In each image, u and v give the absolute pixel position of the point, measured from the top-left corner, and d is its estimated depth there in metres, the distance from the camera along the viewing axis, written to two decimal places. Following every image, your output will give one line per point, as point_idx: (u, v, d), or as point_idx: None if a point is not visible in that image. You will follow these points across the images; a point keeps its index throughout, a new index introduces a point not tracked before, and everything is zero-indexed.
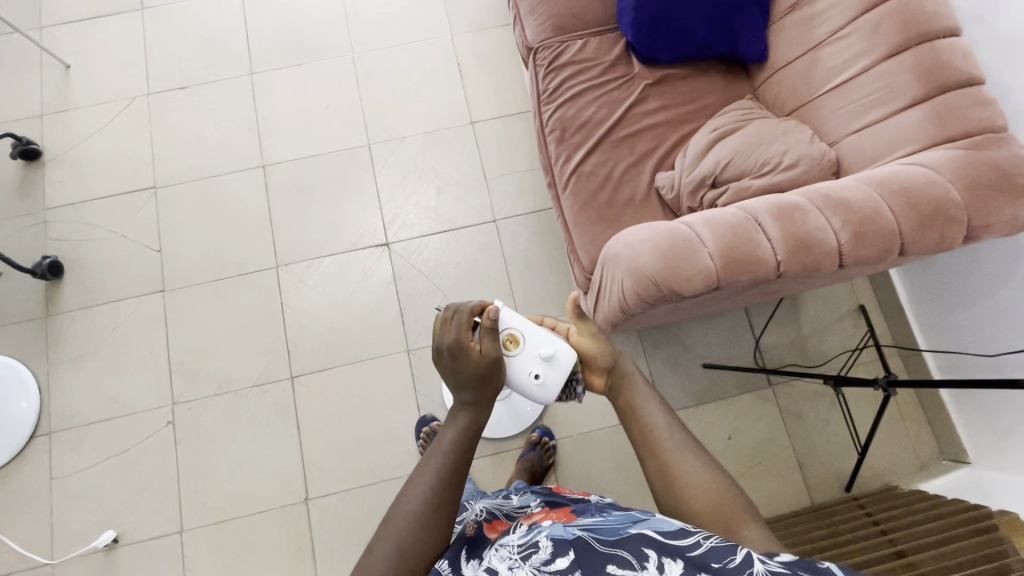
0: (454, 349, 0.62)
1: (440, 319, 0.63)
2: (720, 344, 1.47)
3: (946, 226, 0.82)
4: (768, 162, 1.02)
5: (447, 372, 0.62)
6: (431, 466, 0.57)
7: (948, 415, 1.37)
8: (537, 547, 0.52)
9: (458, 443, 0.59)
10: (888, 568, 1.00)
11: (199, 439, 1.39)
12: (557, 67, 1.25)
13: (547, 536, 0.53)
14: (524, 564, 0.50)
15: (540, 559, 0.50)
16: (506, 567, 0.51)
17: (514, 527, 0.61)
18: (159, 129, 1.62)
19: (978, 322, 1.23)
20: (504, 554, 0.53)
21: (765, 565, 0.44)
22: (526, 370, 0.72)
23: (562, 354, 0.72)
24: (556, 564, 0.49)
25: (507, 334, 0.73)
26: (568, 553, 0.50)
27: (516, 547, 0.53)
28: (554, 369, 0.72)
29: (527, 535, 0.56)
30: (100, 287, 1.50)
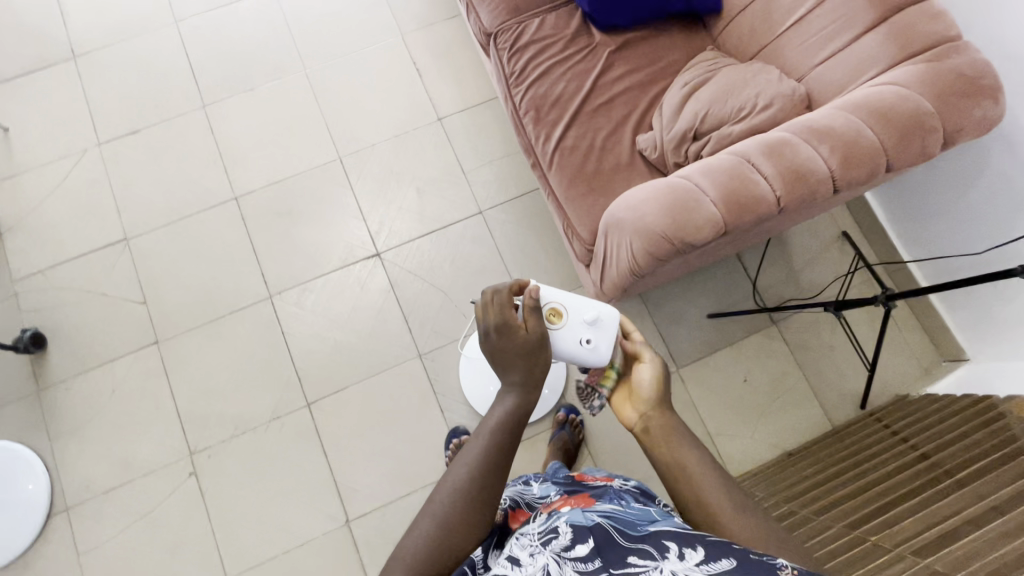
0: (502, 328, 0.63)
1: (478, 305, 0.64)
2: (720, 293, 1.51)
3: (925, 137, 0.86)
4: (744, 106, 1.05)
5: (490, 354, 0.63)
6: (476, 446, 0.58)
7: (942, 319, 1.44)
8: (557, 533, 0.52)
9: (509, 417, 0.59)
10: (912, 473, 1.05)
11: (225, 484, 1.36)
12: (519, 49, 1.26)
13: (566, 522, 0.53)
14: (545, 549, 0.50)
15: (561, 544, 0.50)
16: (526, 553, 0.50)
17: (533, 517, 0.60)
18: (118, 179, 1.56)
19: (956, 225, 1.29)
20: (525, 542, 0.53)
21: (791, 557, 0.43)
22: (577, 338, 0.72)
23: (606, 316, 0.73)
24: (576, 549, 0.49)
25: (549, 308, 0.74)
26: (588, 540, 0.49)
27: (535, 535, 0.53)
28: (602, 332, 0.73)
29: (546, 522, 0.56)
30: (89, 351, 1.44)
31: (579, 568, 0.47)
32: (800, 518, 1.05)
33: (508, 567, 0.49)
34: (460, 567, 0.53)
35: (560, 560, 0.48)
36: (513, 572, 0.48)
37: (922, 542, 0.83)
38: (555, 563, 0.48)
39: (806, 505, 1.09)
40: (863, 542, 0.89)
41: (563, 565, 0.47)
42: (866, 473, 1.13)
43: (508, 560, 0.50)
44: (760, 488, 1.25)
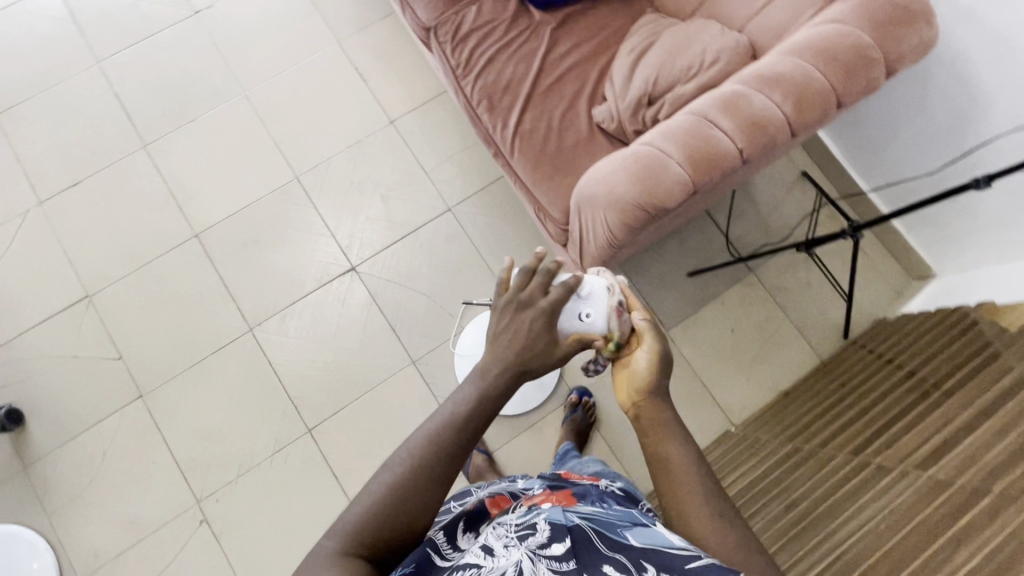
0: (523, 301, 0.63)
1: (518, 277, 0.65)
2: (696, 250, 1.53)
3: (870, 69, 0.88)
4: (693, 65, 1.06)
5: (499, 326, 0.62)
6: (441, 416, 0.56)
7: (906, 241, 1.50)
8: (534, 531, 0.52)
9: (503, 396, 0.59)
10: (903, 391, 1.10)
11: (239, 524, 1.33)
12: (461, 39, 1.25)
13: (545, 520, 0.54)
14: (520, 544, 0.50)
15: (536, 541, 0.50)
16: (501, 545, 0.51)
17: (514, 507, 0.62)
18: (69, 234, 1.49)
19: (906, 149, 1.34)
20: (502, 532, 0.54)
21: None
22: (575, 313, 0.69)
23: (598, 287, 0.71)
24: (552, 548, 0.49)
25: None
26: (564, 540, 0.49)
27: (513, 527, 0.54)
28: (597, 304, 0.70)
29: (527, 515, 0.57)
30: (71, 417, 1.39)
31: (553, 566, 0.47)
32: (806, 455, 1.09)
33: (481, 556, 0.51)
34: (424, 547, 0.55)
35: (533, 556, 0.48)
36: (485, 562, 0.50)
37: (922, 454, 0.87)
38: (528, 559, 0.48)
39: (809, 441, 1.13)
40: (868, 465, 0.93)
41: (536, 562, 0.47)
42: (859, 400, 1.17)
43: (484, 549, 0.52)
44: (763, 432, 1.29)
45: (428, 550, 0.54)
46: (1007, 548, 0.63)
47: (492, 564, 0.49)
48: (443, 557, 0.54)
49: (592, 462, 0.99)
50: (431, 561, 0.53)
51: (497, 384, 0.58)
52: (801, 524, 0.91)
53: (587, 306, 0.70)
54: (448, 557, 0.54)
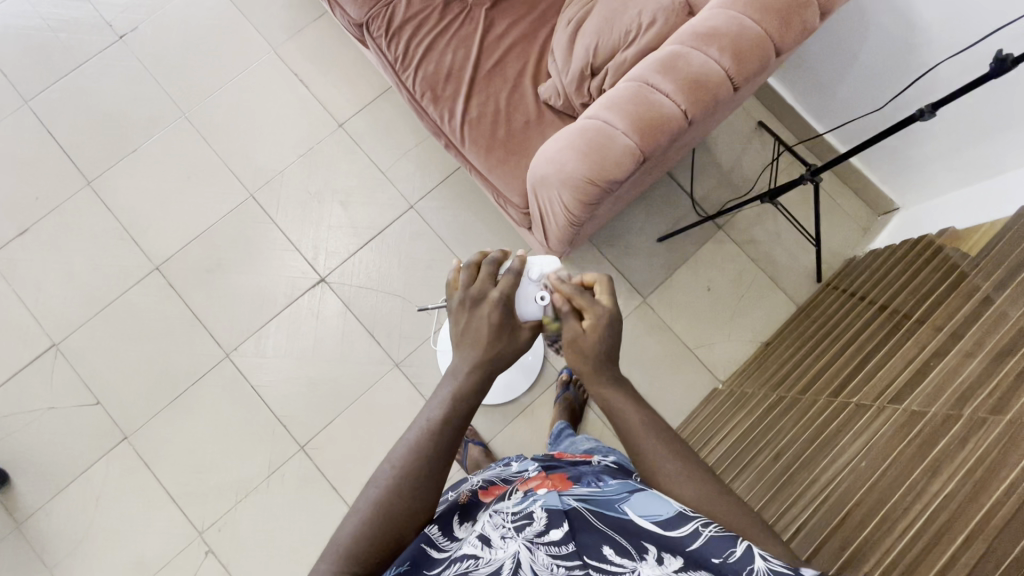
0: (475, 297, 0.62)
1: (466, 272, 0.65)
2: (663, 214, 1.53)
3: (804, 12, 0.87)
4: (631, 28, 1.05)
5: (458, 326, 0.62)
6: (420, 425, 0.56)
7: (866, 177, 1.51)
8: (532, 519, 0.50)
9: (476, 390, 0.58)
10: (876, 326, 1.12)
11: (245, 550, 1.33)
12: (395, 32, 1.21)
13: (542, 506, 0.52)
14: (518, 534, 0.49)
15: (535, 530, 0.49)
16: (498, 535, 0.49)
17: (510, 494, 0.59)
18: (25, 284, 1.45)
19: (855, 87, 1.34)
20: (498, 521, 0.51)
21: (765, 562, 0.45)
22: (530, 296, 0.69)
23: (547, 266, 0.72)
24: (551, 535, 0.48)
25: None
26: (563, 526, 0.49)
27: (509, 516, 0.52)
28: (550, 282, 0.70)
29: (522, 502, 0.54)
30: (58, 468, 1.36)
31: (552, 553, 0.47)
32: (791, 402, 1.11)
33: (478, 547, 0.48)
34: (418, 542, 0.51)
35: (532, 545, 0.47)
36: (482, 552, 0.47)
37: (897, 387, 0.88)
38: (526, 548, 0.47)
39: (792, 388, 1.15)
40: (848, 405, 0.94)
41: (534, 550, 0.47)
42: (837, 340, 1.19)
43: (480, 540, 0.49)
44: (750, 384, 1.31)
45: (421, 545, 0.50)
46: (982, 466, 0.65)
47: (490, 555, 0.47)
48: (438, 548, 0.51)
49: (585, 439, 1.00)
50: (426, 557, 0.49)
51: (467, 382, 0.58)
52: (789, 471, 0.92)
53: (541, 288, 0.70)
54: (443, 549, 0.50)
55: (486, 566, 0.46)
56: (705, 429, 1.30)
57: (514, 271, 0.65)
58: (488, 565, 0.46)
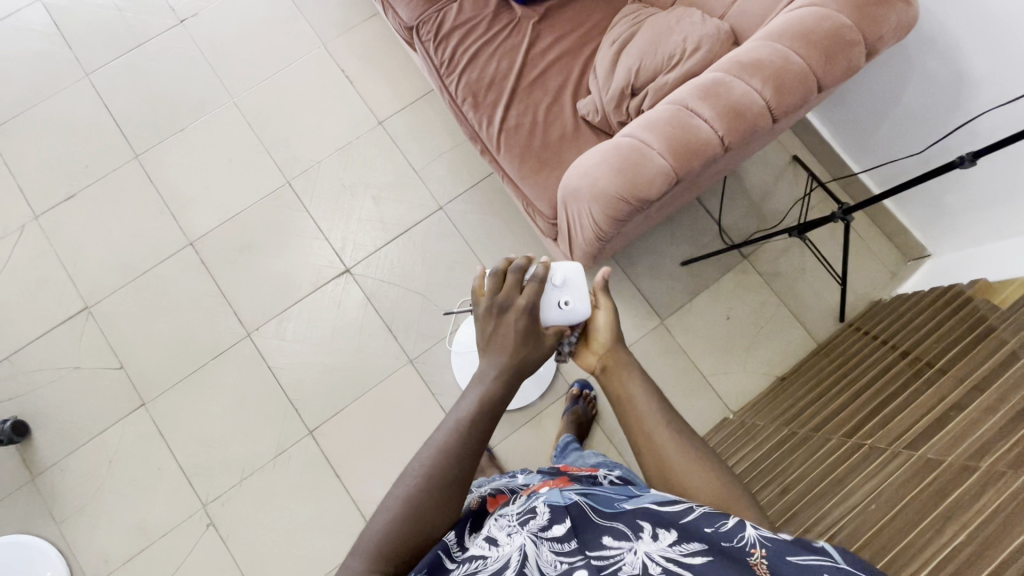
0: (502, 306, 0.64)
1: (490, 281, 0.65)
2: (689, 239, 1.53)
3: (850, 51, 0.88)
4: (674, 54, 1.06)
5: (485, 335, 0.63)
6: (446, 426, 0.57)
7: (899, 221, 1.49)
8: (535, 513, 0.52)
9: (501, 393, 0.59)
10: (897, 372, 1.10)
11: (245, 527, 1.35)
12: (443, 37, 1.25)
13: (544, 502, 0.54)
14: (523, 528, 0.51)
15: (538, 524, 0.51)
16: (505, 533, 0.51)
17: (514, 499, 0.61)
18: (66, 247, 1.51)
19: (896, 129, 1.33)
20: (504, 522, 0.53)
21: (756, 530, 0.45)
22: (553, 302, 0.69)
23: (572, 272, 0.72)
24: (553, 529, 0.49)
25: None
26: (564, 519, 0.50)
27: (514, 515, 0.54)
28: (575, 291, 0.71)
29: (526, 503, 0.57)
30: (77, 427, 1.41)
31: (555, 549, 0.47)
32: (802, 440, 1.09)
33: (485, 548, 0.50)
34: (435, 549, 0.51)
35: (536, 539, 0.49)
36: (490, 552, 0.49)
37: (912, 435, 0.87)
38: (532, 543, 0.48)
39: (803, 425, 1.14)
40: (861, 447, 0.93)
41: (539, 545, 0.48)
42: (853, 381, 1.18)
43: (488, 541, 0.51)
44: (762, 417, 1.30)
45: (436, 553, 0.50)
46: (994, 524, 0.63)
47: (497, 553, 0.48)
48: (452, 558, 0.50)
49: (593, 455, 1.00)
50: (440, 566, 0.49)
51: (494, 384, 0.59)
52: (794, 509, 0.91)
53: (563, 295, 0.71)
54: (458, 558, 0.50)
55: (494, 563, 0.47)
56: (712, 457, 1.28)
57: (537, 278, 0.66)
58: (495, 563, 0.47)
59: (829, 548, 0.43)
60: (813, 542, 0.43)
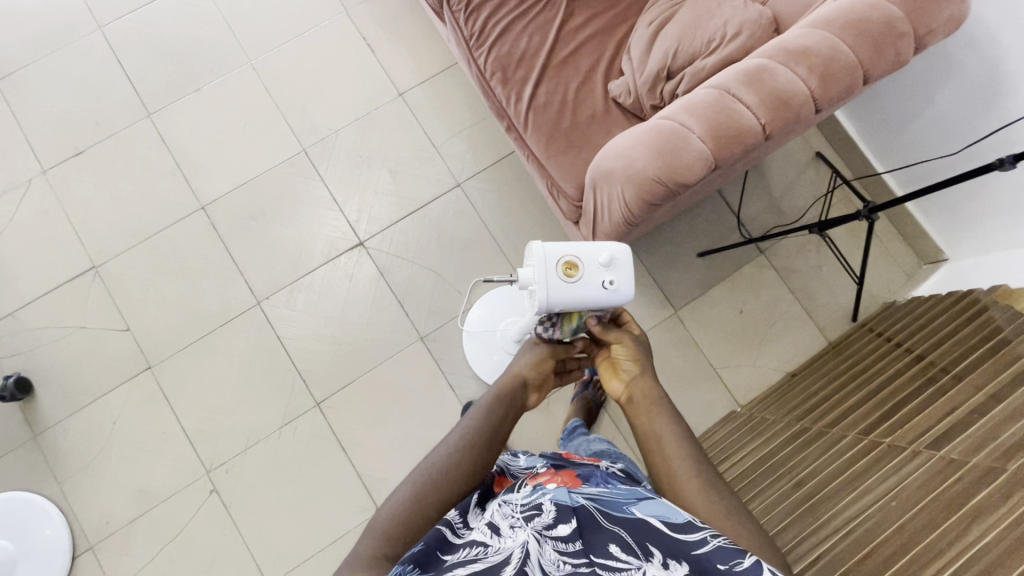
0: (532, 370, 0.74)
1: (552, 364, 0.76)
2: (706, 231, 1.52)
3: (900, 43, 0.86)
4: (713, 37, 1.04)
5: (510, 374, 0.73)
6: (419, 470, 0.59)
7: (918, 224, 1.49)
8: (540, 510, 0.54)
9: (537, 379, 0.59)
10: (913, 373, 1.10)
11: (249, 495, 1.34)
12: (475, 9, 1.21)
13: (551, 499, 0.55)
14: (527, 525, 0.52)
15: (543, 522, 0.52)
16: (508, 526, 0.53)
17: (519, 486, 0.60)
18: (74, 203, 1.48)
19: (926, 131, 1.32)
20: (507, 511, 0.55)
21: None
22: (598, 282, 0.70)
23: (619, 252, 0.71)
24: (558, 530, 0.52)
25: (562, 263, 0.70)
26: (570, 521, 0.53)
27: (519, 506, 0.55)
28: (620, 270, 0.71)
29: (532, 494, 0.57)
30: (82, 386, 1.39)
31: (558, 548, 0.50)
32: (815, 435, 1.09)
33: (487, 535, 0.53)
34: (437, 526, 0.55)
35: (540, 537, 0.51)
36: (492, 540, 0.51)
37: (934, 435, 0.87)
38: (535, 541, 0.50)
39: (815, 421, 1.14)
40: (879, 446, 0.93)
41: (542, 543, 0.50)
42: (867, 382, 1.18)
43: (490, 528, 0.53)
44: (771, 411, 1.30)
45: (440, 530, 0.55)
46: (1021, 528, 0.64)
47: (499, 544, 0.50)
48: (456, 534, 0.55)
49: (597, 440, 0.99)
50: (441, 542, 0.53)
51: None
52: (810, 502, 0.91)
53: (609, 274, 0.71)
54: (460, 535, 0.55)
55: (495, 555, 0.49)
56: (719, 449, 1.28)
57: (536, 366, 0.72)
58: (497, 555, 0.49)
59: None
60: None
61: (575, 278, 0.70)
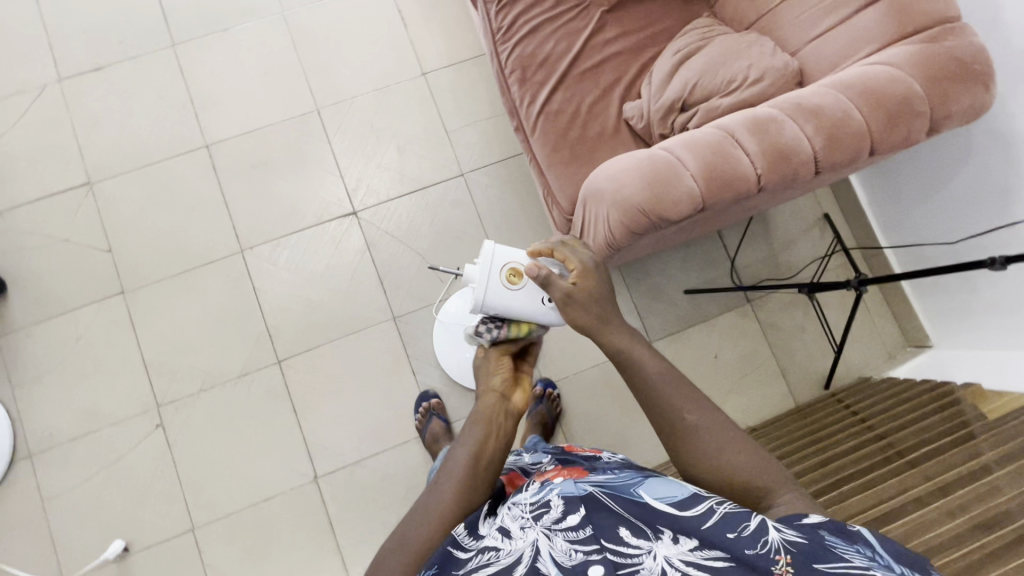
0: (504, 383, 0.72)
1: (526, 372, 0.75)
2: (698, 269, 1.50)
3: (912, 122, 0.85)
4: (735, 78, 1.03)
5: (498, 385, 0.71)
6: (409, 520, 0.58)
7: (910, 306, 1.46)
8: (549, 507, 0.53)
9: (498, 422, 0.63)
10: (868, 451, 1.08)
11: (194, 437, 1.35)
12: (508, 3, 1.20)
13: (558, 494, 0.55)
14: (537, 523, 0.52)
15: (552, 517, 0.52)
16: (518, 526, 0.52)
17: (527, 483, 0.61)
18: (82, 117, 1.48)
19: (938, 213, 1.29)
20: (517, 512, 0.55)
21: (780, 533, 0.46)
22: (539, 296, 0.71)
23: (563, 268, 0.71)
24: (568, 520, 0.51)
25: (508, 269, 0.72)
26: (578, 510, 0.52)
27: (527, 506, 0.55)
28: None
29: (540, 491, 0.57)
30: (52, 297, 1.40)
31: (569, 538, 0.49)
32: None
33: (499, 539, 0.52)
34: (445, 544, 0.54)
35: (550, 533, 0.50)
36: (503, 544, 0.51)
37: (866, 517, 0.86)
38: (545, 537, 0.50)
39: None
40: None
41: (553, 538, 0.50)
42: (821, 451, 1.16)
43: (500, 532, 0.53)
44: None
45: (448, 549, 0.53)
46: None
47: (509, 546, 0.50)
48: (463, 548, 0.53)
49: None
50: (452, 560, 0.52)
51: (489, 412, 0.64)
52: None
53: None
54: (469, 548, 0.53)
55: (508, 558, 0.49)
56: None
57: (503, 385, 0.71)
58: (510, 557, 0.49)
59: (864, 535, 0.46)
60: (841, 527, 0.46)
61: (518, 286, 0.72)
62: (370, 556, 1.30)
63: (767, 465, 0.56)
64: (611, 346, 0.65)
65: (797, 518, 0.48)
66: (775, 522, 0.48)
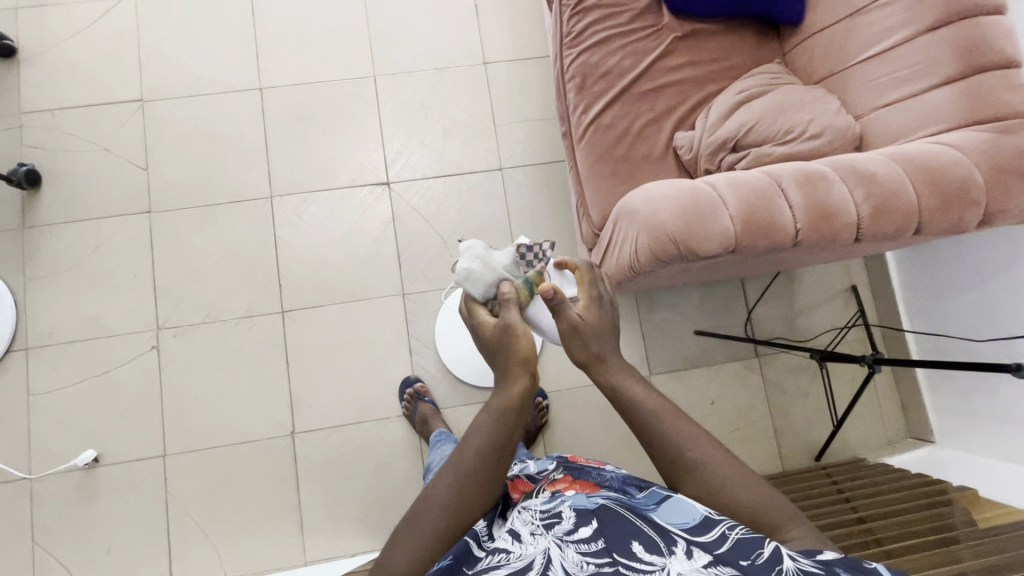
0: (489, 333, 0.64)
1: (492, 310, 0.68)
2: (713, 313, 1.48)
3: (965, 208, 0.84)
4: (793, 129, 1.01)
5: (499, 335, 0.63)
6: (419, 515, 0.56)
7: (921, 397, 1.42)
8: (560, 518, 0.55)
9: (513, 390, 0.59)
10: (846, 531, 1.04)
11: (185, 366, 1.36)
12: (583, 9, 1.18)
13: (570, 507, 0.57)
14: (548, 532, 0.53)
15: (564, 528, 0.53)
16: (529, 532, 0.54)
17: (537, 491, 0.64)
18: (149, 36, 1.51)
19: (970, 309, 1.25)
20: (527, 518, 0.57)
21: (795, 562, 0.46)
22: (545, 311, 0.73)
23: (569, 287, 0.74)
24: (579, 532, 0.52)
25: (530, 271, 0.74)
26: (591, 523, 0.53)
27: (539, 514, 0.57)
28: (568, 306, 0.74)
29: (552, 501, 0.59)
30: (81, 202, 1.42)
31: (581, 550, 0.50)
32: None
33: (509, 542, 0.54)
34: (463, 539, 0.57)
35: (561, 543, 0.51)
36: (514, 547, 0.52)
37: None
38: (556, 547, 0.50)
39: None
40: None
41: (564, 549, 0.50)
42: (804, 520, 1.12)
43: (512, 535, 0.55)
44: None
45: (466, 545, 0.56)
46: None
47: (520, 551, 0.51)
48: (479, 547, 0.56)
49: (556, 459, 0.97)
50: (467, 553, 0.55)
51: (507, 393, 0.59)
52: None
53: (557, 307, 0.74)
54: (484, 547, 0.56)
55: (518, 561, 0.50)
56: None
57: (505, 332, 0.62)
58: (519, 561, 0.50)
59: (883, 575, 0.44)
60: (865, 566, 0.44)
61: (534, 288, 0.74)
62: (329, 521, 1.30)
63: (758, 510, 0.55)
64: (616, 362, 0.64)
65: (815, 555, 0.47)
66: (791, 552, 0.48)
